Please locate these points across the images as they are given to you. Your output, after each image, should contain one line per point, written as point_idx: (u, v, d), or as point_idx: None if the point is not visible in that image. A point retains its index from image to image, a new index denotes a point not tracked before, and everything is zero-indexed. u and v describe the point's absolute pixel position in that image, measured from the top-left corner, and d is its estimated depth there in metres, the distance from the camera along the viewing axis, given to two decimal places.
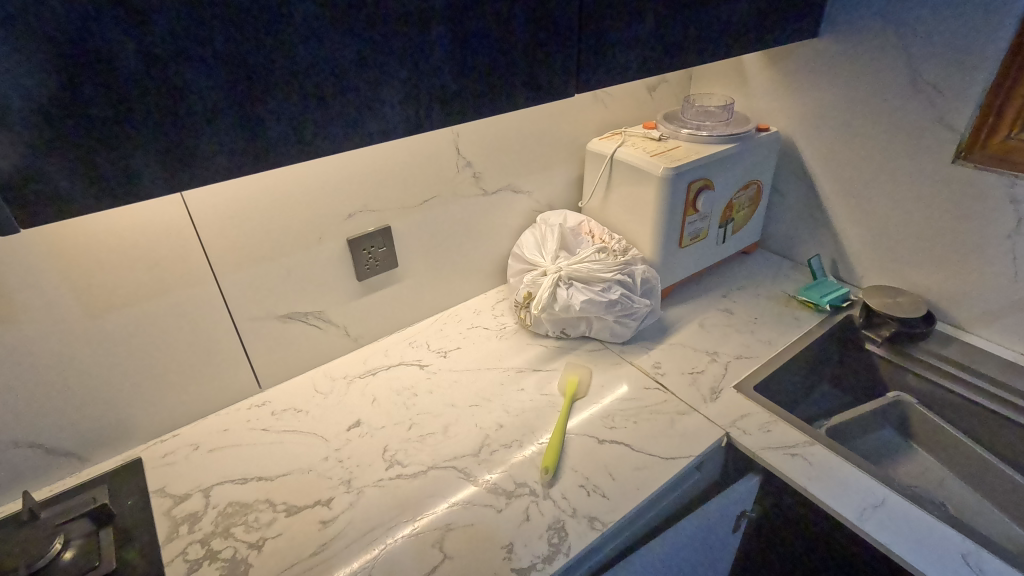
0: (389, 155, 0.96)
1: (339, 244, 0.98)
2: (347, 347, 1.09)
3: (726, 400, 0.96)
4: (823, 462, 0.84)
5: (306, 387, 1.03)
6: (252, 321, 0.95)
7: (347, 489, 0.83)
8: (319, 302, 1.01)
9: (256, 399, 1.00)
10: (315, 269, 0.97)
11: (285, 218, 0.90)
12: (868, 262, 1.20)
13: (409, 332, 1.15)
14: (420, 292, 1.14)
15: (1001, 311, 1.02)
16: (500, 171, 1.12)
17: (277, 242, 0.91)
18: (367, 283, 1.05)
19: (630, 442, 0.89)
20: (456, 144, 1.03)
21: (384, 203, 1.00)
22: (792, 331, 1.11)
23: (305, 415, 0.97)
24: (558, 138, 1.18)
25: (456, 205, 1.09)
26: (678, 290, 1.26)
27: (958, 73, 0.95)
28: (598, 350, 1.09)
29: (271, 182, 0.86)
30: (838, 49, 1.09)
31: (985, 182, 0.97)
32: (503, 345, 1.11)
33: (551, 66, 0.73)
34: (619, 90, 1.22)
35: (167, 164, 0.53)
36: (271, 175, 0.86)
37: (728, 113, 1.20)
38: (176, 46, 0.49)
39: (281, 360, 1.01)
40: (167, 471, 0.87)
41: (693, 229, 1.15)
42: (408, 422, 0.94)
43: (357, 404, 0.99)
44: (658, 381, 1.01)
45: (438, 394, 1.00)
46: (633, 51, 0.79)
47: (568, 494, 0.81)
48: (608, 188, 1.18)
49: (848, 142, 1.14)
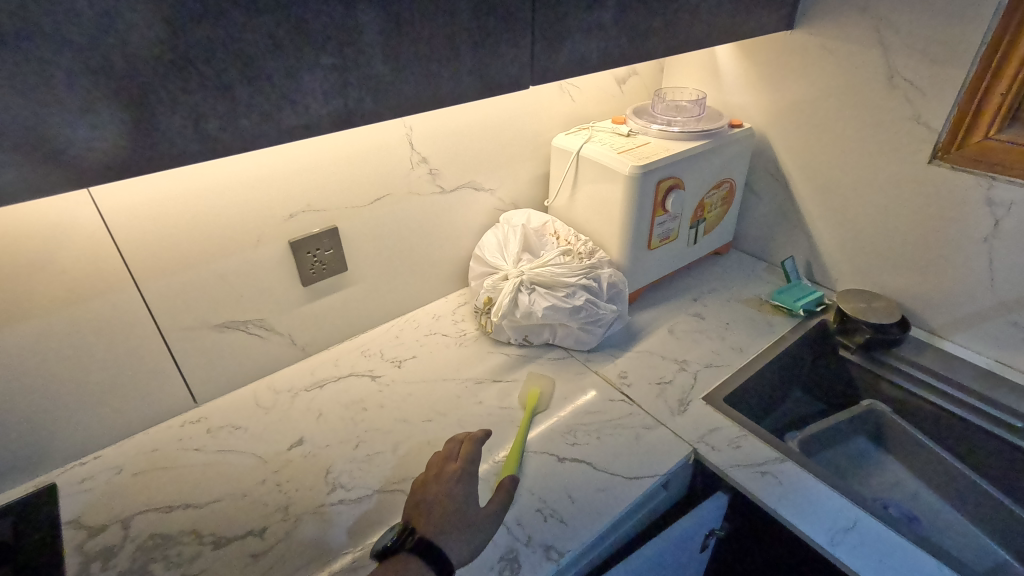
0: (333, 150, 0.88)
1: (280, 246, 0.90)
2: (294, 356, 1.01)
3: (695, 413, 0.91)
4: (794, 481, 0.80)
5: (246, 401, 0.95)
6: (183, 332, 0.87)
7: (283, 517, 0.76)
8: (260, 309, 0.93)
9: (190, 415, 0.92)
10: (253, 273, 0.89)
11: (216, 218, 0.82)
12: (843, 265, 1.15)
13: (362, 339, 1.08)
14: (373, 297, 1.07)
15: (977, 316, 0.99)
16: (460, 167, 1.05)
17: (208, 244, 0.83)
18: (314, 288, 0.98)
19: (592, 460, 0.83)
20: (410, 139, 0.96)
21: (330, 201, 0.92)
22: (764, 337, 1.07)
23: (243, 432, 0.89)
24: (522, 132, 1.11)
25: (412, 204, 1.02)
26: (649, 293, 1.20)
27: (937, 68, 0.91)
28: (563, 358, 1.03)
29: (192, 178, 0.78)
30: (813, 43, 1.04)
31: (962, 184, 0.93)
32: (461, 354, 1.04)
33: (502, 54, 0.66)
34: (586, 82, 1.15)
35: (37, 163, 0.45)
36: (194, 170, 0.77)
37: (699, 108, 1.15)
38: (35, 23, 0.41)
39: (218, 372, 0.93)
40: (84, 499, 0.79)
41: (663, 230, 1.10)
42: (355, 441, 0.87)
43: (302, 420, 0.91)
44: (624, 392, 0.95)
45: (390, 408, 0.93)
46: (595, 41, 0.73)
47: (523, 520, 0.75)
48: (575, 186, 1.12)
49: (823, 140, 1.09)
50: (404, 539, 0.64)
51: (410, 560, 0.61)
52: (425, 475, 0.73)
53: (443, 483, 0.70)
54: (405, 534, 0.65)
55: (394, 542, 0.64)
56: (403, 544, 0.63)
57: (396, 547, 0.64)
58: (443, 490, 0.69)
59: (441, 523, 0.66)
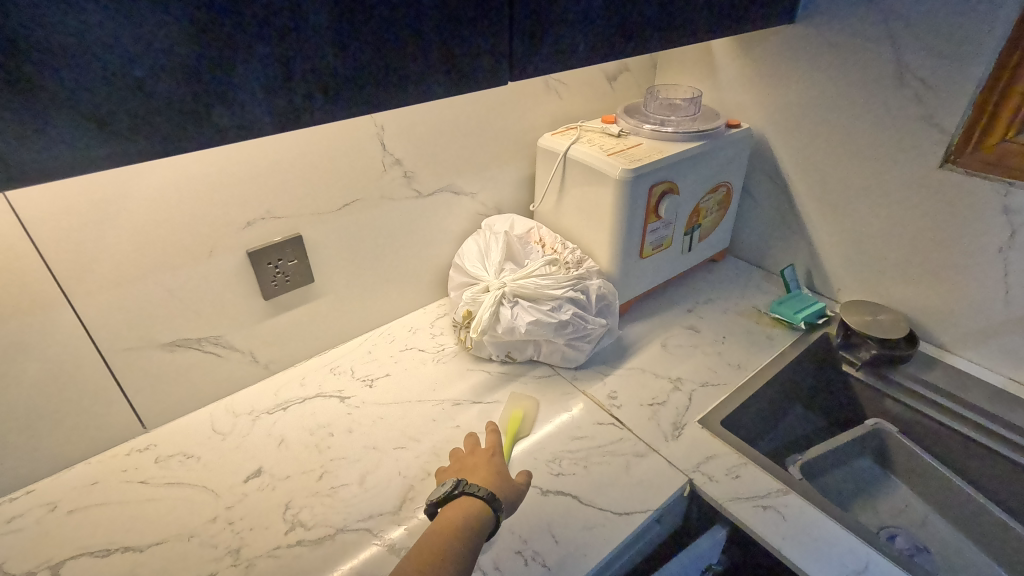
0: (293, 150, 0.80)
1: (235, 257, 0.82)
2: (256, 375, 0.93)
3: (690, 438, 0.84)
4: (799, 515, 0.73)
5: (201, 426, 0.86)
6: (126, 352, 0.78)
7: (234, 562, 0.69)
8: (215, 325, 0.85)
9: (137, 443, 0.84)
10: (206, 287, 0.81)
11: (160, 227, 0.74)
12: (846, 274, 1.09)
13: (331, 355, 1.00)
14: (344, 310, 0.99)
15: (989, 331, 0.93)
16: (437, 169, 0.97)
17: (152, 256, 0.75)
18: (277, 301, 0.90)
19: (578, 492, 0.76)
20: (381, 139, 0.88)
21: (292, 207, 0.84)
22: (763, 353, 1.00)
23: (195, 461, 0.81)
24: (505, 131, 1.03)
25: (385, 210, 0.94)
26: (640, 304, 1.13)
27: (950, 65, 0.84)
28: (549, 376, 0.95)
29: (125, 181, 0.69)
30: (815, 37, 0.98)
31: (975, 191, 0.86)
32: (438, 372, 0.96)
33: (474, 46, 0.59)
34: (573, 78, 1.08)
35: None
36: (126, 172, 0.69)
37: (695, 107, 1.08)
38: None
39: (169, 394, 0.85)
40: (10, 541, 0.71)
41: (656, 238, 1.03)
42: (318, 471, 0.80)
43: (261, 447, 0.83)
44: (613, 414, 0.88)
45: (359, 433, 0.85)
46: (580, 32, 0.66)
47: (501, 564, 0.67)
48: (562, 190, 1.04)
49: (826, 141, 1.02)
50: (461, 486, 0.69)
51: (471, 504, 0.67)
52: (457, 458, 0.78)
53: (480, 456, 0.76)
54: (462, 483, 0.70)
55: (452, 489, 0.69)
56: (464, 489, 0.68)
57: (455, 493, 0.69)
58: (485, 460, 0.75)
59: (488, 479, 0.72)
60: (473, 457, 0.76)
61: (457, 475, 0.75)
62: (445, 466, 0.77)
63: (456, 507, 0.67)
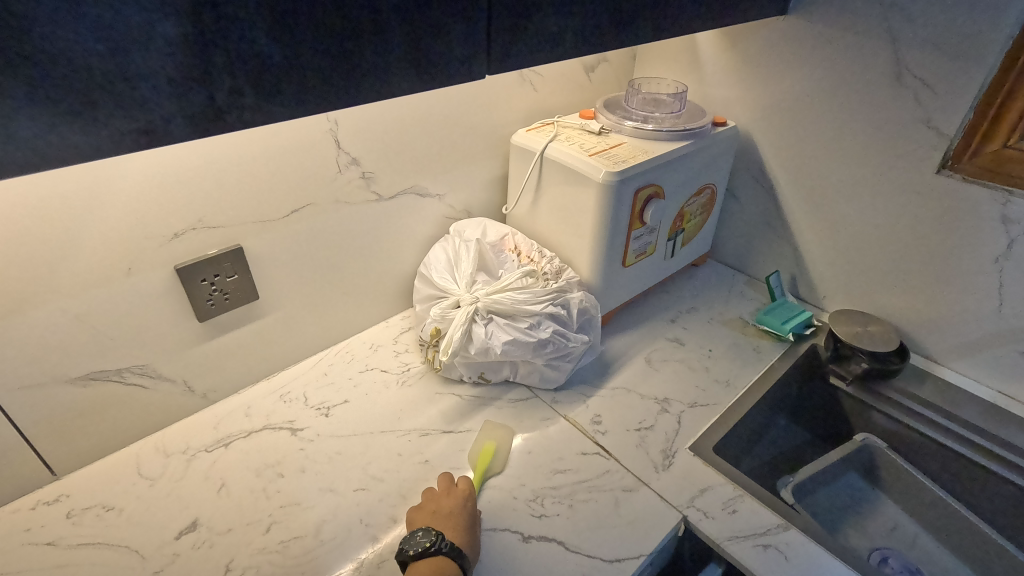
0: (229, 151, 0.68)
1: (162, 275, 0.70)
2: (193, 406, 0.81)
3: (682, 467, 0.77)
4: (801, 554, 0.68)
5: (126, 470, 0.74)
6: (26, 390, 0.65)
7: None
8: (140, 354, 0.72)
9: (47, 493, 0.71)
10: (128, 311, 0.69)
11: (60, 244, 0.61)
12: (833, 282, 1.04)
13: (281, 380, 0.88)
14: (295, 327, 0.87)
15: (978, 343, 0.90)
16: (401, 169, 0.87)
17: (55, 279, 0.62)
18: (216, 322, 0.78)
19: (564, 537, 0.68)
20: (335, 136, 0.76)
21: (229, 215, 0.72)
22: (752, 368, 0.94)
23: (117, 515, 0.69)
24: (475, 126, 0.93)
25: (341, 215, 0.83)
26: (621, 314, 1.06)
27: (952, 64, 0.79)
28: (526, 399, 0.87)
29: (6, 195, 0.56)
30: (809, 31, 0.91)
31: (973, 198, 0.82)
32: (403, 397, 0.86)
33: (443, 33, 0.50)
34: (550, 69, 0.98)
35: None
36: (9, 183, 0.55)
37: (680, 102, 1.00)
38: None
39: (87, 434, 0.73)
40: None
41: (639, 245, 0.95)
42: (266, 522, 0.69)
43: (197, 494, 0.72)
44: (598, 442, 0.80)
45: (314, 474, 0.75)
46: (568, 18, 0.58)
47: None
48: (539, 193, 0.95)
49: (816, 143, 0.97)
50: (438, 542, 0.62)
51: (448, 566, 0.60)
52: (429, 497, 0.70)
53: (455, 499, 0.69)
54: (440, 538, 0.62)
55: (429, 545, 0.61)
56: (443, 547, 0.61)
57: (431, 549, 0.61)
58: (459, 509, 0.68)
59: (465, 536, 0.65)
60: (448, 501, 0.68)
61: (428, 519, 0.67)
62: (418, 504, 0.70)
63: (432, 570, 0.59)
